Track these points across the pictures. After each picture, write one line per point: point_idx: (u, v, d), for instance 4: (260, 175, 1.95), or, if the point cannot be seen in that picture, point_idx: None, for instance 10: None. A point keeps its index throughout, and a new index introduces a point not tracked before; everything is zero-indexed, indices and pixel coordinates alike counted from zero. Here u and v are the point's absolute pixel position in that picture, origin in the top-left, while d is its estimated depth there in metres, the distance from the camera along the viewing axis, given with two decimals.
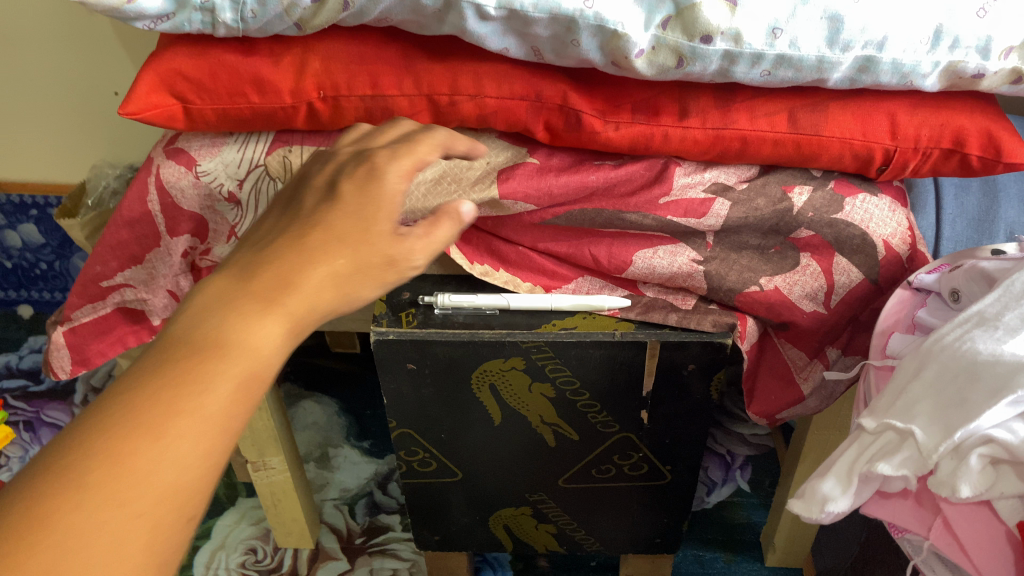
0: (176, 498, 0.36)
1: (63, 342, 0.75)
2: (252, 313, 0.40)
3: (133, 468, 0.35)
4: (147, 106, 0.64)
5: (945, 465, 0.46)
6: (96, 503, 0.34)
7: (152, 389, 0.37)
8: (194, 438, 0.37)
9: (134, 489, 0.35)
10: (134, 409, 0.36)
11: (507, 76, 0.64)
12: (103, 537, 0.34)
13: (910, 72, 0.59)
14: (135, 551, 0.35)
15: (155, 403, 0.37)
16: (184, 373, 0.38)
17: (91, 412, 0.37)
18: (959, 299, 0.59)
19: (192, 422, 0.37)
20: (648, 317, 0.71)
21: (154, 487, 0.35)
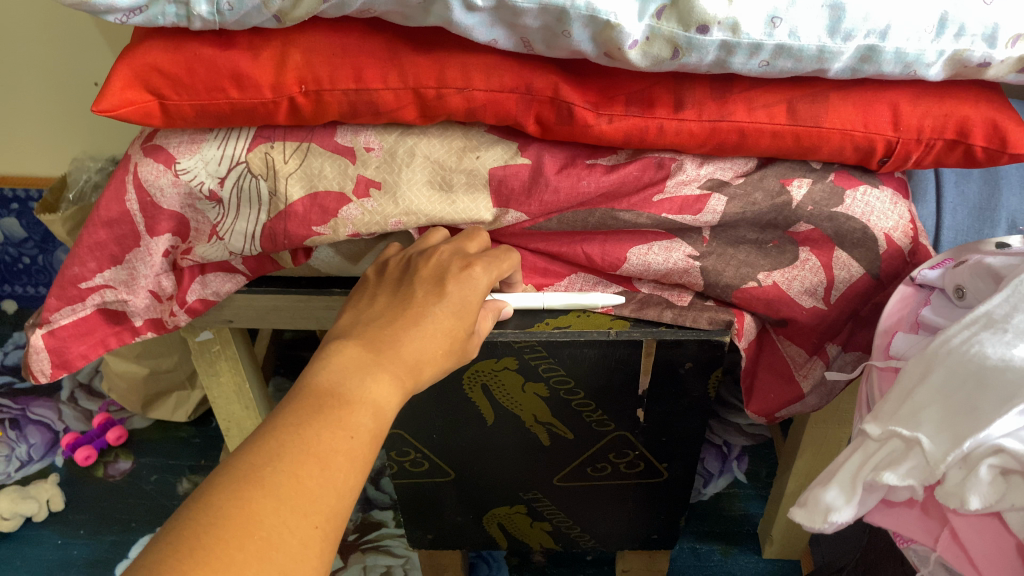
0: (337, 512, 0.44)
1: (42, 345, 0.72)
2: (378, 378, 0.49)
3: (306, 489, 0.43)
4: (122, 103, 0.61)
5: (953, 475, 0.45)
6: (280, 515, 0.42)
7: (314, 429, 0.45)
8: (350, 467, 0.45)
9: (309, 505, 0.43)
10: (302, 443, 0.45)
11: (496, 68, 0.61)
12: (285, 540, 0.41)
13: (913, 62, 0.57)
14: (310, 552, 0.42)
15: (312, 440, 0.45)
16: (338, 417, 0.46)
17: (264, 443, 0.44)
18: (962, 295, 0.58)
19: (348, 455, 0.45)
20: (643, 314, 0.69)
21: (322, 503, 0.43)
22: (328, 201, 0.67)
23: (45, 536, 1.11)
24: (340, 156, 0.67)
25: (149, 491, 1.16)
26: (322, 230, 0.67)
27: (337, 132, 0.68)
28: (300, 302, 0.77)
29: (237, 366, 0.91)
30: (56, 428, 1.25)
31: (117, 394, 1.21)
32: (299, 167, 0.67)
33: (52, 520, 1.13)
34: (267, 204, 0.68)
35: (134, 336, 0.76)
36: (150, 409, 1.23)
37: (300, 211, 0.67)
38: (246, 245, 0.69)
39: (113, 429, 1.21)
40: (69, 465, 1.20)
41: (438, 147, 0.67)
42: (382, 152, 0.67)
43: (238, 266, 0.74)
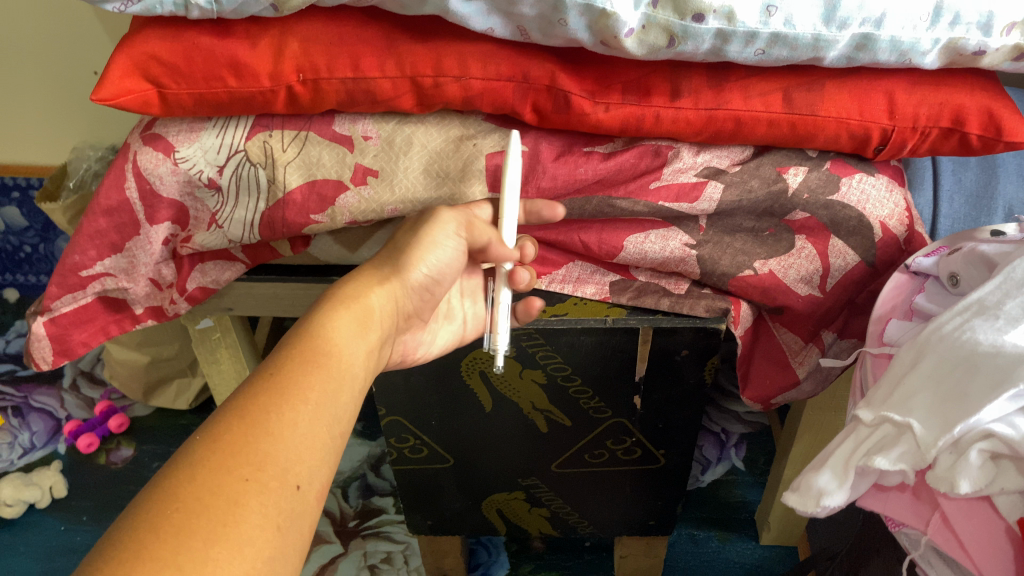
0: (276, 467, 0.45)
1: (43, 333, 0.73)
2: (332, 335, 0.53)
3: (233, 450, 0.44)
4: (121, 92, 0.62)
5: (944, 460, 0.45)
6: (206, 478, 0.42)
7: (235, 404, 0.47)
8: (279, 426, 0.46)
9: (238, 462, 0.44)
10: (223, 418, 0.46)
11: (493, 56, 0.62)
12: (217, 501, 0.41)
13: (908, 50, 0.58)
14: (249, 506, 0.42)
15: (268, 395, 0.48)
16: (257, 389, 0.48)
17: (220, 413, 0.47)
18: (958, 283, 0.58)
19: (273, 415, 0.47)
20: (640, 303, 0.69)
21: (254, 458, 0.44)
22: (326, 189, 0.67)
23: (48, 523, 1.12)
24: (338, 145, 0.67)
25: (150, 478, 1.17)
26: (319, 218, 0.68)
27: (335, 121, 0.68)
28: (300, 290, 0.78)
29: (237, 353, 0.91)
30: (58, 416, 1.26)
31: (119, 381, 1.21)
32: (297, 155, 0.67)
33: (54, 507, 1.14)
34: (265, 193, 0.68)
35: (135, 324, 0.77)
36: (152, 397, 1.23)
37: (298, 199, 0.68)
38: (246, 233, 0.70)
39: (115, 417, 1.22)
40: (72, 453, 1.21)
41: (435, 135, 0.67)
42: (379, 141, 0.67)
43: (238, 256, 0.74)
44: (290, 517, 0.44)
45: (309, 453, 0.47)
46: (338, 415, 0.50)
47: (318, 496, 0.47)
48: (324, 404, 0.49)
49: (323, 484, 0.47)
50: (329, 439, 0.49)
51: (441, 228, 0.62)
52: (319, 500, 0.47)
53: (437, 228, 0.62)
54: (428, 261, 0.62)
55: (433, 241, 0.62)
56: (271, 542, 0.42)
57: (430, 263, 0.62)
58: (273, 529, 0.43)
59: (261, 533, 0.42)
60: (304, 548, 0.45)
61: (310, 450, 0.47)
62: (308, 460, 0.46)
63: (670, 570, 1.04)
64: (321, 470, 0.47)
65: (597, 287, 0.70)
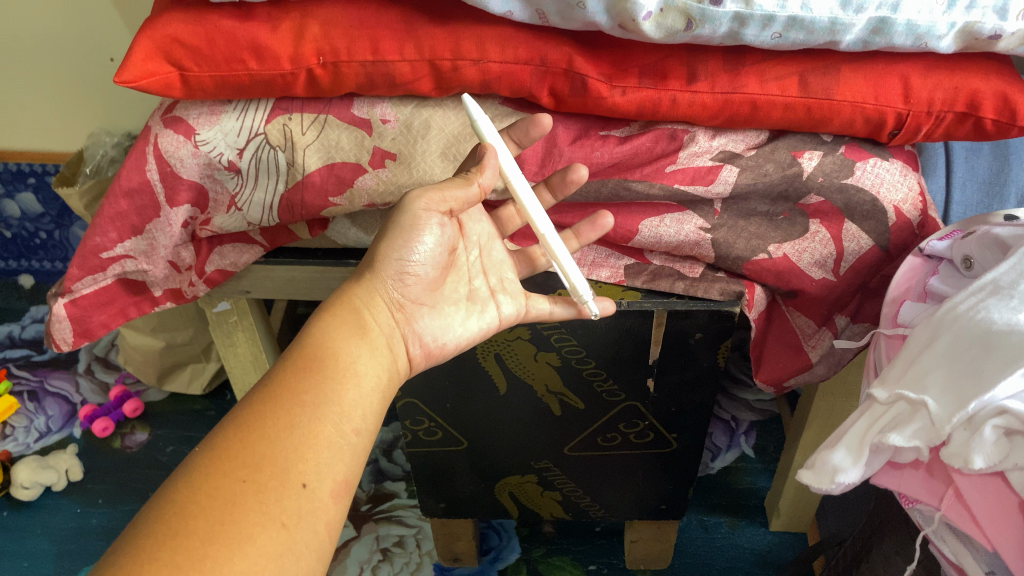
0: (275, 467, 0.48)
1: (64, 314, 0.74)
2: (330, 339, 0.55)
3: (231, 456, 0.48)
4: (143, 74, 0.63)
5: (958, 436, 0.46)
6: (205, 484, 0.47)
7: (235, 413, 0.51)
8: (276, 429, 0.50)
9: (235, 467, 0.48)
10: (224, 429, 0.50)
11: (510, 40, 0.62)
12: (215, 503, 0.46)
13: (924, 34, 0.58)
14: (246, 505, 0.46)
15: (267, 402, 0.51)
16: (255, 398, 0.52)
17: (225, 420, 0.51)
18: (971, 265, 0.58)
19: (269, 420, 0.50)
20: (655, 286, 0.70)
21: (250, 461, 0.48)
22: (345, 171, 0.68)
23: (64, 505, 1.13)
24: (356, 128, 0.68)
25: (165, 462, 1.18)
26: (338, 201, 0.69)
27: (354, 104, 0.69)
28: (317, 273, 0.78)
29: (253, 337, 0.92)
30: (73, 400, 1.27)
31: (134, 367, 1.22)
32: (316, 139, 0.68)
33: (71, 489, 1.15)
34: (284, 175, 0.69)
35: (154, 306, 0.78)
36: (167, 382, 1.24)
37: (317, 182, 0.68)
38: (264, 216, 0.70)
39: (130, 402, 1.23)
40: (87, 436, 1.22)
41: (452, 119, 0.68)
42: (397, 124, 0.68)
43: (256, 238, 0.75)
44: (295, 513, 0.47)
45: (313, 450, 0.50)
46: (344, 410, 0.53)
47: (331, 492, 0.50)
48: (323, 403, 0.52)
49: (337, 478, 0.51)
50: (337, 435, 0.52)
51: (415, 213, 0.58)
52: (332, 495, 0.50)
53: (410, 215, 0.58)
54: (409, 252, 0.59)
55: (409, 231, 0.59)
56: (275, 538, 0.46)
57: (415, 251, 0.59)
58: (276, 525, 0.46)
59: (261, 529, 0.46)
60: (319, 540, 0.48)
61: (313, 448, 0.50)
62: (313, 458, 0.50)
63: (680, 555, 1.05)
64: (330, 465, 0.50)
65: (612, 271, 0.71)
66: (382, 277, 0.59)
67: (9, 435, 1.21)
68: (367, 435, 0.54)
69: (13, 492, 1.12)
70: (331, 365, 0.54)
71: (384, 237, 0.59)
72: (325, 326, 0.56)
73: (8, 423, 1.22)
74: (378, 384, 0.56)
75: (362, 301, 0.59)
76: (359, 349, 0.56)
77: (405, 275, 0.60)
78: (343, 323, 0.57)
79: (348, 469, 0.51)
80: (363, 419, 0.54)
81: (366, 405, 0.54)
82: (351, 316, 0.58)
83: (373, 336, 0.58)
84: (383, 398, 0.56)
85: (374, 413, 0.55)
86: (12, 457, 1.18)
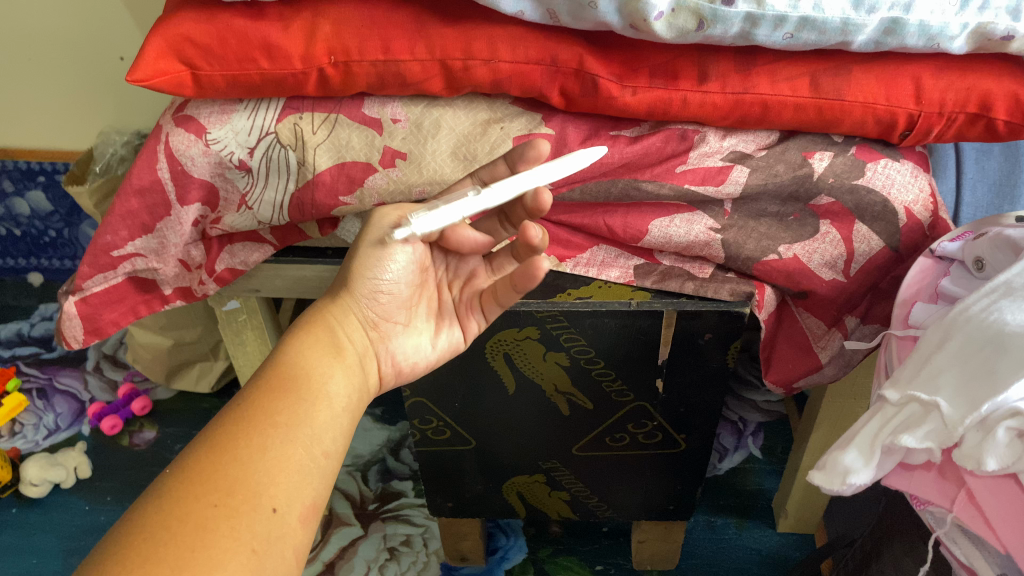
0: (246, 491, 0.48)
1: (75, 312, 0.74)
2: (307, 358, 0.57)
3: (201, 479, 0.48)
4: (155, 73, 0.63)
5: (970, 438, 0.46)
6: (175, 509, 0.46)
7: (205, 437, 0.51)
8: (249, 451, 0.50)
9: (206, 490, 0.47)
10: (195, 450, 0.50)
11: (522, 39, 0.62)
12: (186, 528, 0.45)
13: (937, 35, 0.58)
14: (217, 531, 0.46)
15: (237, 422, 0.51)
16: (227, 418, 0.52)
17: (197, 441, 0.51)
18: (983, 267, 0.58)
19: (242, 441, 0.50)
20: (665, 286, 0.71)
21: (222, 485, 0.48)
22: (355, 170, 0.68)
23: (72, 502, 1.13)
24: (367, 127, 0.68)
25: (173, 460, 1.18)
26: (348, 200, 0.69)
27: (364, 103, 0.69)
28: (326, 272, 0.78)
29: (262, 335, 0.93)
30: (82, 398, 1.27)
31: (141, 365, 1.23)
32: (327, 138, 0.68)
33: (79, 487, 1.15)
34: (294, 174, 0.69)
35: (163, 305, 0.78)
36: (174, 380, 1.25)
37: (327, 181, 0.68)
38: (274, 215, 0.70)
39: (138, 399, 1.24)
40: (96, 434, 1.23)
41: (463, 119, 0.68)
42: (408, 124, 0.68)
43: (266, 237, 0.75)
44: (265, 538, 0.47)
45: (285, 473, 0.50)
46: (315, 432, 0.53)
47: (300, 516, 0.50)
48: (296, 424, 0.52)
49: (306, 503, 0.51)
50: (307, 457, 0.52)
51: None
52: (300, 519, 0.50)
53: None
54: (378, 270, 0.60)
55: (376, 250, 0.59)
56: (244, 563, 0.46)
57: (389, 273, 0.60)
58: (246, 551, 0.46)
59: (231, 556, 0.45)
60: (287, 565, 0.48)
61: (285, 471, 0.50)
62: (284, 482, 0.50)
63: (687, 556, 1.05)
64: (298, 489, 0.50)
65: (621, 271, 0.71)
66: (358, 296, 0.60)
67: (18, 433, 1.22)
68: (335, 458, 0.54)
69: (21, 489, 1.12)
70: (303, 384, 0.55)
71: (357, 255, 0.60)
72: (299, 343, 0.57)
73: (17, 421, 1.23)
74: (349, 403, 0.57)
75: (338, 319, 0.60)
76: (332, 368, 0.57)
77: (380, 295, 0.61)
78: (318, 340, 0.58)
79: (316, 493, 0.52)
80: (332, 442, 0.54)
81: (336, 427, 0.55)
82: (326, 334, 0.59)
83: (346, 354, 0.59)
84: (352, 419, 0.57)
85: (344, 434, 0.56)
86: (21, 454, 1.19)
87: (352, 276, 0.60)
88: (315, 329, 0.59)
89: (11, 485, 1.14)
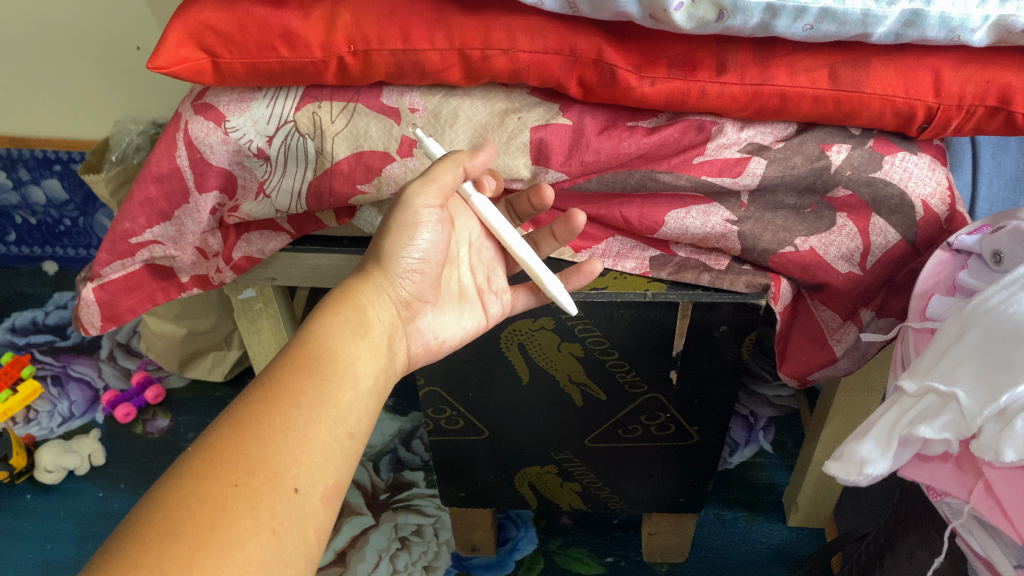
0: (267, 472, 0.49)
1: (93, 299, 0.75)
2: (334, 336, 0.56)
3: (223, 458, 0.48)
4: (176, 60, 0.64)
5: (989, 428, 0.46)
6: (194, 489, 0.47)
7: (228, 415, 0.51)
8: (271, 431, 0.50)
9: (226, 471, 0.48)
10: (216, 429, 0.50)
11: (541, 29, 0.63)
12: (206, 508, 0.46)
13: (957, 27, 0.57)
14: (237, 511, 0.46)
15: (261, 402, 0.52)
16: (251, 397, 0.52)
17: (220, 419, 0.51)
18: (1001, 260, 0.58)
19: (264, 423, 0.50)
20: (681, 278, 0.71)
21: (242, 465, 0.48)
22: (373, 160, 0.68)
23: (86, 489, 1.14)
24: (385, 117, 0.68)
25: (186, 448, 1.19)
26: (367, 188, 0.69)
27: (383, 93, 0.69)
28: (342, 262, 0.79)
29: (277, 324, 0.93)
30: (96, 386, 1.28)
31: (155, 354, 1.23)
32: (345, 127, 0.68)
33: (93, 473, 1.16)
34: (313, 162, 0.69)
35: (180, 292, 0.79)
36: (188, 369, 1.26)
37: (345, 169, 0.69)
38: (293, 203, 0.71)
39: (152, 389, 1.25)
40: (109, 421, 1.24)
41: (481, 108, 0.68)
42: (426, 113, 0.68)
43: (283, 226, 0.75)
44: (285, 519, 0.48)
45: (307, 454, 0.50)
46: (339, 413, 0.53)
47: (322, 496, 0.50)
48: (320, 405, 0.53)
49: (328, 484, 0.51)
50: (331, 438, 0.52)
51: (416, 209, 0.60)
52: (322, 500, 0.50)
53: (411, 211, 0.60)
54: (412, 249, 0.61)
55: (411, 228, 0.61)
56: (265, 544, 0.46)
57: (420, 251, 0.62)
58: (266, 531, 0.47)
59: (250, 536, 0.46)
60: (307, 546, 0.49)
61: (307, 452, 0.50)
62: (306, 462, 0.50)
63: (697, 549, 1.05)
64: (321, 471, 0.51)
65: (637, 262, 0.71)
66: (388, 276, 0.61)
67: (32, 419, 1.23)
68: (360, 439, 0.54)
69: (36, 475, 1.13)
70: (330, 366, 0.55)
71: (389, 232, 0.61)
72: (328, 323, 0.57)
73: (31, 408, 1.24)
74: (374, 385, 0.57)
75: (368, 298, 0.60)
76: (358, 349, 0.57)
77: (411, 274, 0.62)
78: (346, 320, 0.58)
79: (339, 474, 0.52)
80: (358, 422, 0.55)
81: (361, 409, 0.55)
82: (354, 314, 0.58)
83: (374, 334, 0.59)
84: (377, 400, 0.57)
85: (369, 415, 0.56)
86: (35, 441, 1.20)
87: (388, 254, 0.61)
88: (344, 306, 0.59)
89: (25, 471, 1.15)
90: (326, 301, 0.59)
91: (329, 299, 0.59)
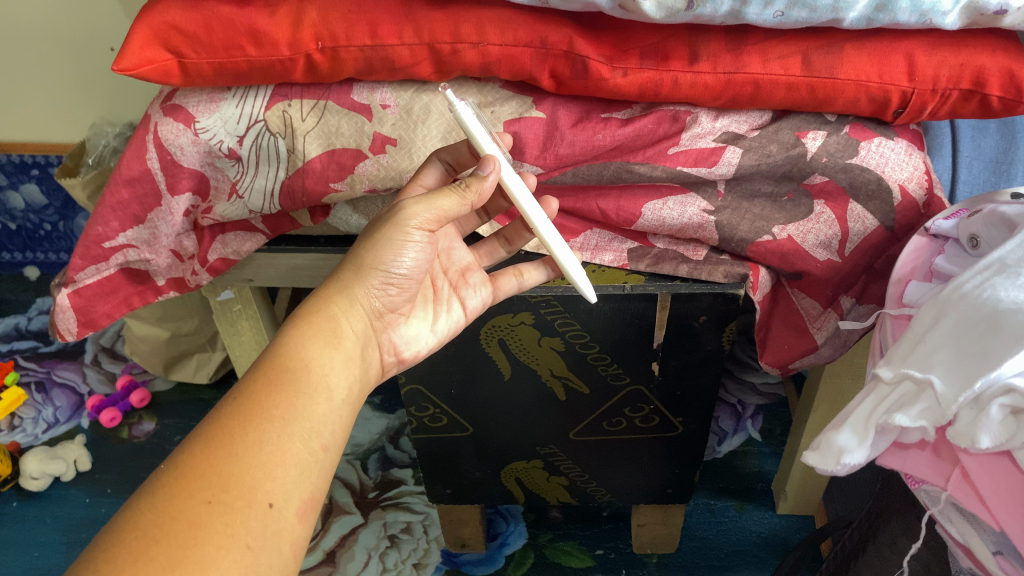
0: (241, 488, 0.48)
1: (68, 305, 0.74)
2: (309, 349, 0.56)
3: (196, 475, 0.48)
4: (141, 62, 0.63)
5: (964, 416, 0.46)
6: (168, 507, 0.46)
7: (202, 430, 0.50)
8: (244, 446, 0.50)
9: (200, 487, 0.47)
10: (191, 444, 0.50)
11: (511, 22, 0.62)
12: (179, 526, 0.45)
13: (929, 10, 0.57)
14: (211, 528, 0.46)
15: (234, 417, 0.51)
16: (225, 412, 0.51)
17: (192, 437, 0.50)
18: (977, 244, 0.57)
19: (237, 437, 0.50)
20: (658, 269, 0.70)
21: (216, 481, 0.48)
22: (345, 157, 0.68)
23: (72, 495, 1.13)
24: (356, 114, 0.67)
25: (172, 451, 1.18)
26: (340, 186, 0.69)
27: (354, 89, 0.68)
28: (319, 261, 0.78)
29: (257, 325, 0.93)
30: (80, 391, 1.27)
31: (140, 357, 1.23)
32: (316, 125, 0.68)
33: (79, 479, 1.15)
34: (285, 162, 0.69)
35: (157, 296, 0.78)
36: (173, 372, 1.25)
37: (318, 168, 0.68)
38: (266, 203, 0.70)
39: (137, 392, 1.23)
40: (95, 427, 1.23)
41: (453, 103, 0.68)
42: (397, 109, 0.67)
43: (258, 226, 0.75)
44: (260, 535, 0.47)
45: (281, 468, 0.50)
46: (314, 426, 0.53)
47: (297, 511, 0.50)
48: (293, 418, 0.52)
49: (304, 497, 0.51)
50: (305, 451, 0.52)
51: (408, 228, 0.59)
52: (297, 514, 0.50)
53: (402, 231, 0.59)
54: (395, 265, 0.60)
55: (398, 245, 0.59)
56: (239, 560, 0.46)
57: (400, 264, 0.60)
58: (240, 547, 0.46)
59: (225, 554, 0.45)
60: (282, 562, 0.48)
61: (281, 466, 0.50)
62: (280, 477, 0.50)
63: (686, 539, 1.05)
64: (296, 485, 0.50)
65: (615, 255, 0.71)
66: (362, 287, 0.60)
67: (17, 426, 1.22)
68: (334, 451, 0.54)
69: (21, 483, 1.12)
70: (303, 378, 0.54)
71: (367, 247, 0.59)
72: (301, 334, 0.56)
73: (15, 415, 1.23)
74: (349, 396, 0.57)
75: (341, 309, 0.59)
76: (332, 360, 0.56)
77: (384, 286, 0.61)
78: (319, 331, 0.57)
79: (315, 486, 0.51)
80: (332, 434, 0.54)
81: (335, 420, 0.54)
82: (327, 324, 0.58)
83: (347, 344, 0.58)
84: (352, 411, 0.57)
85: (343, 427, 0.55)
86: (20, 448, 1.19)
87: (364, 267, 0.59)
88: (318, 317, 0.58)
89: (11, 479, 1.14)
90: (298, 312, 0.58)
91: (300, 311, 0.58)
